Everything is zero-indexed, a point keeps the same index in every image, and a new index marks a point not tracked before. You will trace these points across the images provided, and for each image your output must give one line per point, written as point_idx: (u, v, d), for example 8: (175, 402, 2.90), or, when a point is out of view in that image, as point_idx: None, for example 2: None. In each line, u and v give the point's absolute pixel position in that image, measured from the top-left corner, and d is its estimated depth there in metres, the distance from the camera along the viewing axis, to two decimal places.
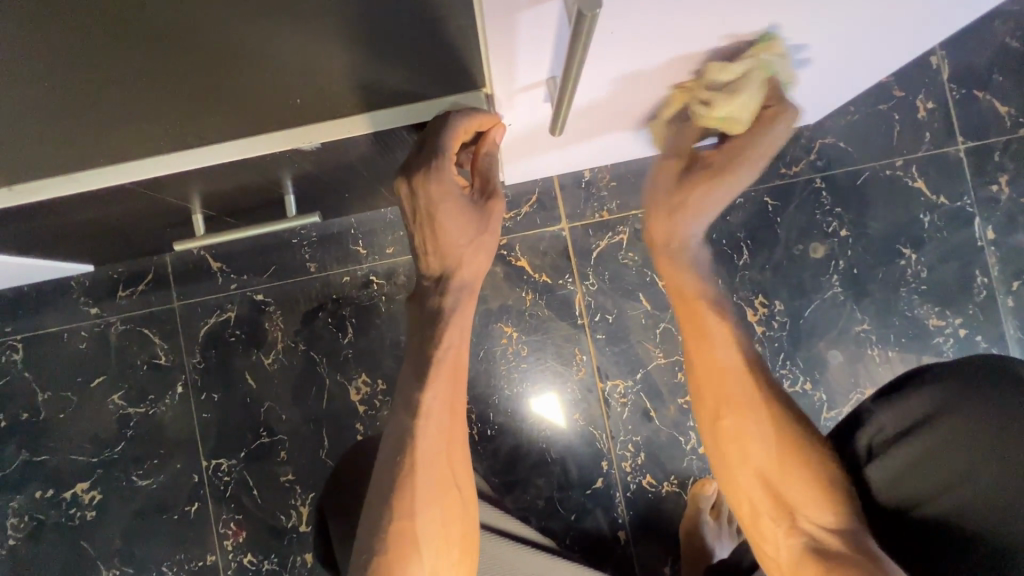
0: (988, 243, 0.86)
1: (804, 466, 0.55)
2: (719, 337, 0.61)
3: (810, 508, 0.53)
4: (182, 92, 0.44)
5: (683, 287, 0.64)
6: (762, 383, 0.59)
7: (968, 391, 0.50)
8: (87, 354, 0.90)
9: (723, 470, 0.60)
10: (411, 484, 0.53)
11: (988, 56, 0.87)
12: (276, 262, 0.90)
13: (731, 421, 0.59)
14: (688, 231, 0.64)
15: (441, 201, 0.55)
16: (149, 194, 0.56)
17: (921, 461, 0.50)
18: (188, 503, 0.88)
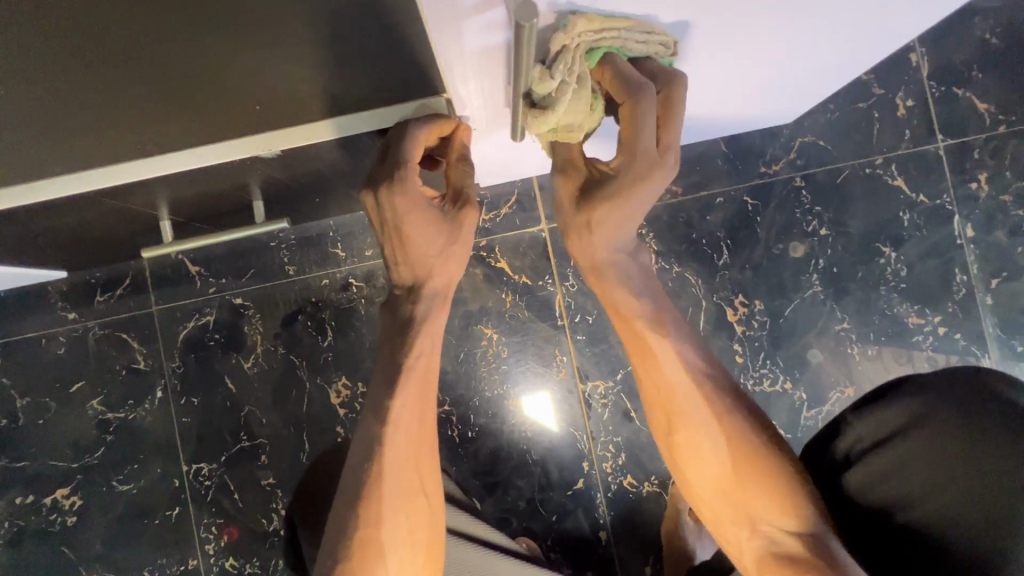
0: (967, 240, 0.86)
1: (765, 475, 0.53)
2: (663, 352, 0.56)
3: (771, 514, 0.52)
4: (142, 102, 0.44)
5: (617, 306, 0.57)
6: (710, 398, 0.55)
7: (939, 402, 0.51)
8: (66, 359, 0.90)
9: (682, 480, 0.58)
10: (377, 493, 0.53)
11: (967, 54, 0.86)
12: (255, 265, 0.89)
13: (683, 436, 0.56)
14: (610, 247, 0.55)
15: (408, 214, 0.52)
16: (116, 203, 0.55)
17: (893, 471, 0.51)
18: (169, 507, 0.88)
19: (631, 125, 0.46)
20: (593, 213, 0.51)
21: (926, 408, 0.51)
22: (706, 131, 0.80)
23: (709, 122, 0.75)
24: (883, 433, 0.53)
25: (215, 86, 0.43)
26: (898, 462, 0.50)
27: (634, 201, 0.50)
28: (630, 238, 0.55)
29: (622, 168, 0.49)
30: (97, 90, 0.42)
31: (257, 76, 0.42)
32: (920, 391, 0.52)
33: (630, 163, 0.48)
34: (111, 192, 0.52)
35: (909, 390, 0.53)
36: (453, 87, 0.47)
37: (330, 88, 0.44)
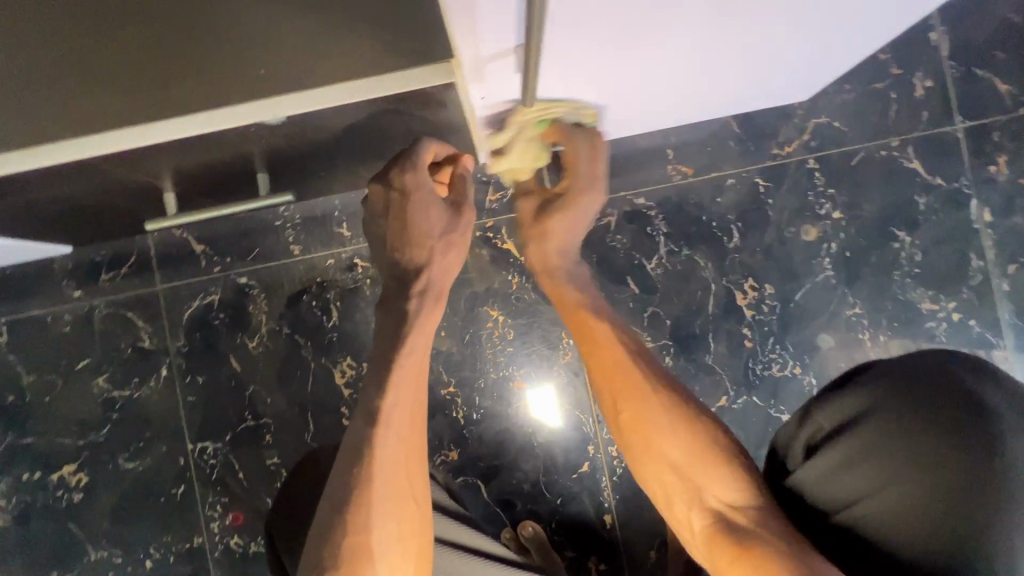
0: (984, 225, 0.84)
1: (706, 450, 0.59)
2: (606, 337, 0.68)
3: (714, 487, 0.58)
4: (154, 62, 0.44)
5: (568, 299, 0.71)
6: (649, 375, 0.65)
7: (898, 389, 0.50)
8: (71, 337, 0.90)
9: (635, 464, 0.64)
10: (367, 496, 0.52)
11: (988, 33, 0.84)
12: (259, 244, 0.89)
13: (628, 414, 0.64)
14: (564, 248, 0.73)
15: (415, 196, 0.59)
16: (119, 172, 0.54)
17: (846, 462, 0.50)
18: (174, 485, 0.88)
19: (573, 163, 0.67)
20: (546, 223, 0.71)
21: (888, 397, 0.50)
22: (714, 110, 0.78)
23: (717, 100, 0.72)
24: (843, 423, 0.52)
25: (224, 47, 0.43)
26: (857, 453, 0.50)
27: (572, 220, 0.71)
28: (579, 242, 0.74)
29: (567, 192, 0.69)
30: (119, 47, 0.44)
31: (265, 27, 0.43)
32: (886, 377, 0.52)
33: (571, 190, 0.69)
34: (115, 160, 0.51)
35: (871, 377, 0.53)
36: (463, 54, 0.44)
37: (334, 52, 0.44)
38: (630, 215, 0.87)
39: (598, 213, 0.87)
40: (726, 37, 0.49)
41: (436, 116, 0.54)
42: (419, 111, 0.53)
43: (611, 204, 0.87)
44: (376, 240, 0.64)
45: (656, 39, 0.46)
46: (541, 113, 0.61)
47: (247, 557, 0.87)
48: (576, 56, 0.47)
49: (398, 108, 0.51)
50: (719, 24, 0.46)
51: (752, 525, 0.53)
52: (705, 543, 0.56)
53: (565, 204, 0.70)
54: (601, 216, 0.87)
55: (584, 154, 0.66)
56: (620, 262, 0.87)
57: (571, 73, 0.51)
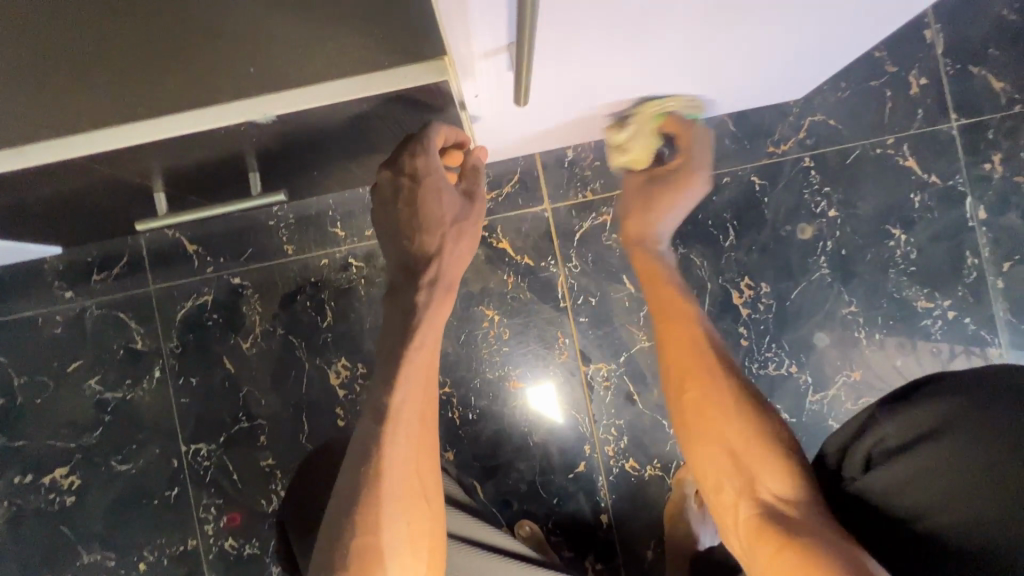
0: (979, 223, 0.84)
1: (767, 441, 0.58)
2: (683, 320, 0.68)
3: (771, 480, 0.56)
4: (141, 63, 0.43)
5: (658, 279, 0.72)
6: (724, 363, 0.64)
7: (979, 406, 0.46)
8: (62, 339, 0.89)
9: (688, 446, 0.63)
10: (375, 496, 0.52)
11: (983, 30, 0.84)
12: (253, 244, 0.88)
13: (695, 394, 0.63)
14: (656, 232, 0.75)
15: (426, 181, 0.57)
16: (106, 172, 0.54)
17: (914, 478, 0.47)
18: (168, 488, 0.87)
19: (686, 147, 0.70)
20: (653, 200, 0.73)
21: (966, 413, 0.46)
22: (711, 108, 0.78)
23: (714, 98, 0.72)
24: (915, 436, 0.48)
25: (212, 45, 0.43)
26: (930, 470, 0.46)
27: (674, 200, 0.73)
28: (669, 229, 0.76)
29: (678, 171, 0.71)
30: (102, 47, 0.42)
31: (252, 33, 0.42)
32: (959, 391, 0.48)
33: (682, 169, 0.71)
34: (103, 159, 0.51)
35: (951, 391, 0.48)
36: (455, 52, 0.43)
37: (329, 52, 0.44)
38: None
39: (593, 212, 0.87)
40: (726, 31, 0.48)
41: (432, 113, 0.54)
42: (413, 109, 0.52)
43: (606, 203, 0.87)
44: (383, 226, 0.62)
45: (651, 35, 0.46)
46: (538, 111, 0.61)
47: (242, 559, 0.86)
48: (571, 52, 0.46)
49: (391, 106, 0.51)
50: (714, 18, 0.45)
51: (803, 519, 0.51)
52: (749, 532, 0.54)
53: (672, 183, 0.72)
54: (597, 215, 0.87)
55: (694, 141, 0.70)
56: (616, 261, 0.87)
57: (566, 70, 0.50)
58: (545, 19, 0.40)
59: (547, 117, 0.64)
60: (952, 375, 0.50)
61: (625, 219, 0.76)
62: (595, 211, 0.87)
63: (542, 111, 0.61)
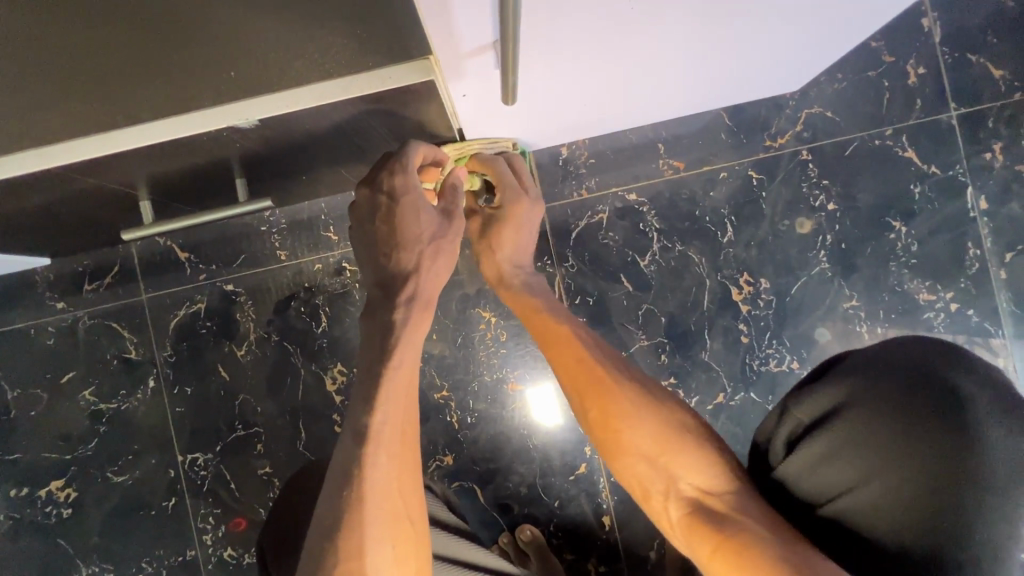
0: (980, 213, 0.83)
1: (675, 436, 0.57)
2: (575, 326, 0.65)
3: (690, 473, 0.55)
4: (120, 66, 0.42)
5: (524, 301, 0.69)
6: (613, 367, 0.62)
7: (877, 382, 0.46)
8: (55, 350, 0.88)
9: (610, 462, 0.60)
10: (358, 520, 0.49)
11: (981, 18, 0.83)
12: (245, 250, 0.87)
13: (595, 410, 0.60)
14: (510, 262, 0.72)
15: (404, 196, 0.58)
16: (90, 180, 0.53)
17: (822, 462, 0.47)
18: (165, 498, 0.87)
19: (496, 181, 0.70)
20: (486, 237, 0.72)
21: (871, 389, 0.46)
22: (704, 103, 0.77)
23: (705, 93, 0.71)
24: (821, 418, 0.48)
25: (198, 50, 0.41)
26: (842, 450, 0.46)
27: (507, 232, 0.71)
28: (529, 259, 0.74)
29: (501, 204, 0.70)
30: (79, 49, 0.40)
31: (236, 41, 0.41)
32: (865, 368, 0.47)
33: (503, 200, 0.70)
34: (86, 167, 0.49)
35: (852, 368, 0.48)
36: (440, 51, 0.42)
37: (312, 58, 0.43)
38: (622, 212, 0.86)
39: (589, 211, 0.86)
40: (712, 26, 0.48)
41: (418, 115, 0.53)
42: (399, 111, 0.51)
43: (602, 200, 0.86)
44: (362, 245, 0.63)
45: (639, 30, 0.45)
46: (525, 113, 0.60)
47: (241, 568, 0.86)
48: (557, 48, 0.45)
49: (379, 108, 0.50)
50: (703, 11, 0.44)
51: (733, 513, 0.51)
52: (686, 535, 0.53)
53: (499, 216, 0.71)
54: (592, 214, 0.86)
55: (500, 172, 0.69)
56: (613, 259, 0.85)
57: (552, 69, 0.49)
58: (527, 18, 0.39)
59: (535, 118, 0.63)
60: (860, 351, 0.50)
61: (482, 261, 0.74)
62: (590, 210, 0.86)
63: (529, 112, 0.60)
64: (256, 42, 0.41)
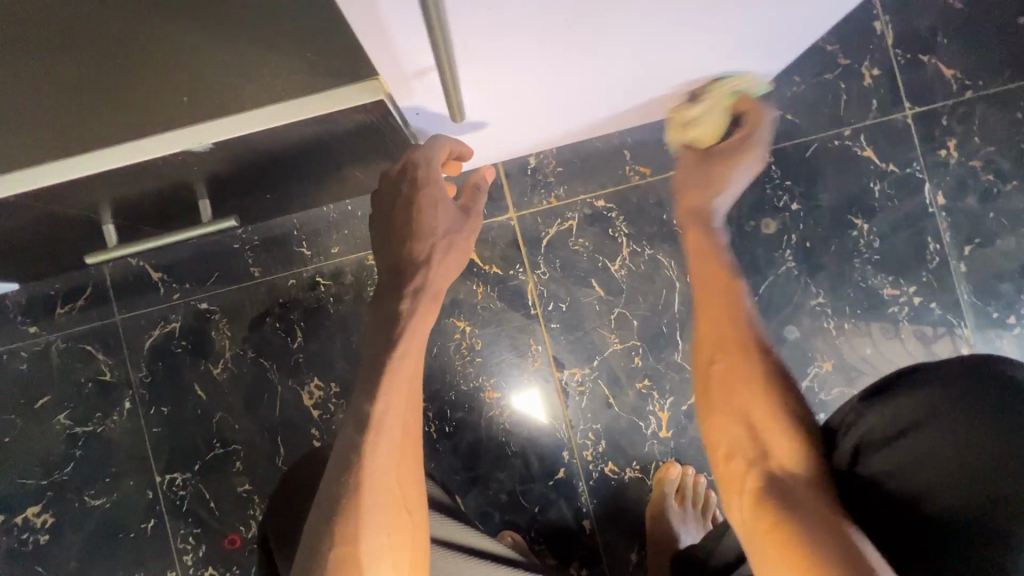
0: (938, 209, 0.86)
1: (793, 418, 0.52)
2: (728, 284, 0.60)
3: (787, 457, 0.51)
4: (92, 97, 0.44)
5: (698, 256, 0.61)
6: (762, 338, 0.57)
7: (952, 394, 0.46)
8: (28, 375, 0.88)
9: (706, 414, 0.56)
10: (356, 505, 0.51)
11: (931, 20, 0.86)
12: (218, 268, 0.87)
13: (725, 366, 0.56)
14: (711, 206, 0.64)
15: (425, 187, 0.59)
16: (52, 207, 0.53)
17: (899, 470, 0.46)
18: (144, 520, 0.86)
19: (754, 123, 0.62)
20: (709, 175, 0.63)
21: (954, 401, 0.46)
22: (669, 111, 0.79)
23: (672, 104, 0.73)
24: (902, 426, 0.47)
25: (165, 75, 0.43)
26: (924, 457, 0.45)
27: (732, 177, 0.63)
28: (726, 205, 0.65)
29: (739, 143, 0.62)
30: (66, 86, 0.43)
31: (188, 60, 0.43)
32: (936, 380, 0.47)
33: (744, 142, 0.62)
34: (45, 195, 0.50)
35: (923, 380, 0.48)
36: (385, 72, 0.42)
37: (258, 75, 0.44)
38: (591, 218, 0.87)
39: (559, 218, 0.87)
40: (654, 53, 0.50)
41: (376, 130, 0.54)
42: (357, 129, 0.52)
43: (571, 208, 0.87)
44: (376, 233, 0.63)
45: (585, 45, 0.45)
46: (496, 124, 0.62)
47: None
48: (503, 63, 0.46)
49: (334, 129, 0.50)
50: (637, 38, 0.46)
51: (809, 502, 0.47)
52: (749, 514, 0.49)
53: (733, 156, 0.62)
54: (562, 221, 0.87)
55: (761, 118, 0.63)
56: (584, 265, 0.87)
57: (502, 89, 0.51)
58: (466, 48, 0.41)
59: (516, 127, 0.66)
60: (926, 363, 0.50)
61: (681, 196, 0.66)
62: (560, 217, 0.87)
63: (502, 124, 0.63)
64: (207, 61, 0.43)
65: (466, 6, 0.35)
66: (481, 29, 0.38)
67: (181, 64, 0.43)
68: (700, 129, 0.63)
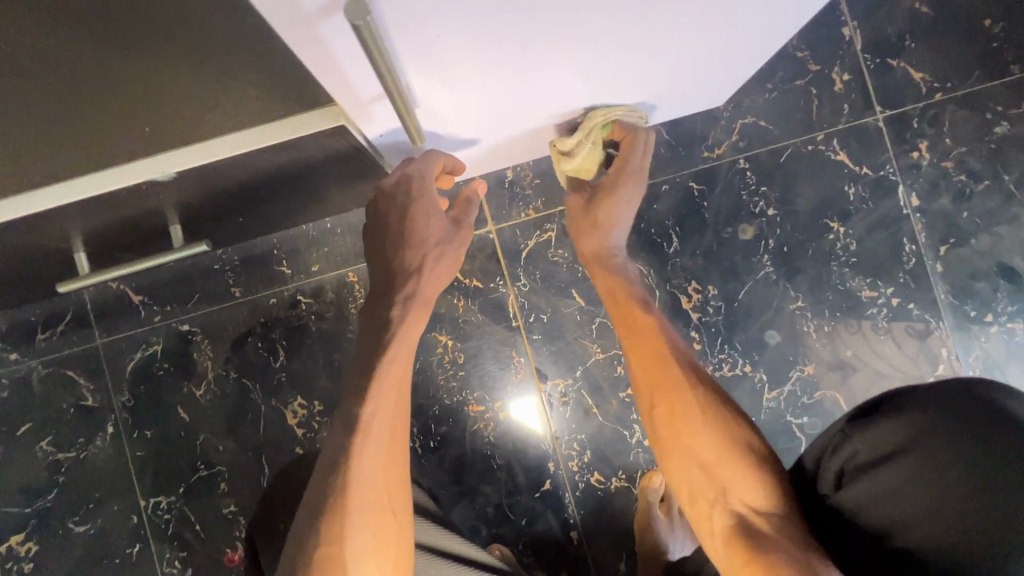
0: (913, 210, 0.86)
1: (737, 450, 0.57)
2: (650, 328, 0.67)
3: (741, 488, 0.55)
4: (65, 125, 0.44)
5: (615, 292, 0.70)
6: (690, 372, 0.62)
7: (939, 419, 0.45)
8: (9, 402, 0.87)
9: (662, 459, 0.61)
10: (342, 504, 0.51)
11: (898, 24, 0.87)
12: (199, 289, 0.87)
13: (665, 407, 0.61)
14: (611, 241, 0.72)
15: (418, 199, 0.59)
16: (21, 238, 0.53)
17: (884, 495, 0.46)
18: (129, 545, 0.85)
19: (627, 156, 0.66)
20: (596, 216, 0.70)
21: (939, 426, 0.45)
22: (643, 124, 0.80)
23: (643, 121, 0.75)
24: (887, 452, 0.47)
25: (138, 106, 0.44)
26: (908, 483, 0.45)
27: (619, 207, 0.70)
28: (625, 236, 0.73)
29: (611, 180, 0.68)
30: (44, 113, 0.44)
31: (161, 86, 0.44)
32: (922, 404, 0.46)
33: (615, 178, 0.68)
34: (14, 227, 0.50)
35: (908, 404, 0.47)
36: (339, 97, 0.42)
37: (226, 105, 0.44)
38: (569, 229, 0.87)
39: (538, 230, 0.88)
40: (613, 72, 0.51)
41: (345, 155, 0.55)
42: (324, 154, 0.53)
43: (550, 219, 0.88)
44: (371, 245, 0.63)
45: (538, 63, 0.45)
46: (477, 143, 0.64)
47: None
48: (458, 84, 0.45)
49: (300, 155, 0.51)
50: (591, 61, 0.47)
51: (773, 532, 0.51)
52: (722, 548, 0.53)
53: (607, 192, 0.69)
54: (541, 232, 0.88)
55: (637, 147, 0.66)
56: (564, 276, 0.87)
57: (464, 111, 0.52)
58: (415, 72, 0.41)
59: (494, 144, 0.67)
60: (914, 385, 0.48)
61: (578, 238, 0.74)
62: (538, 229, 0.88)
63: (482, 141, 0.64)
64: (181, 93, 0.44)
65: (406, 30, 0.35)
66: (428, 55, 0.39)
67: (156, 96, 0.44)
68: (574, 164, 0.67)
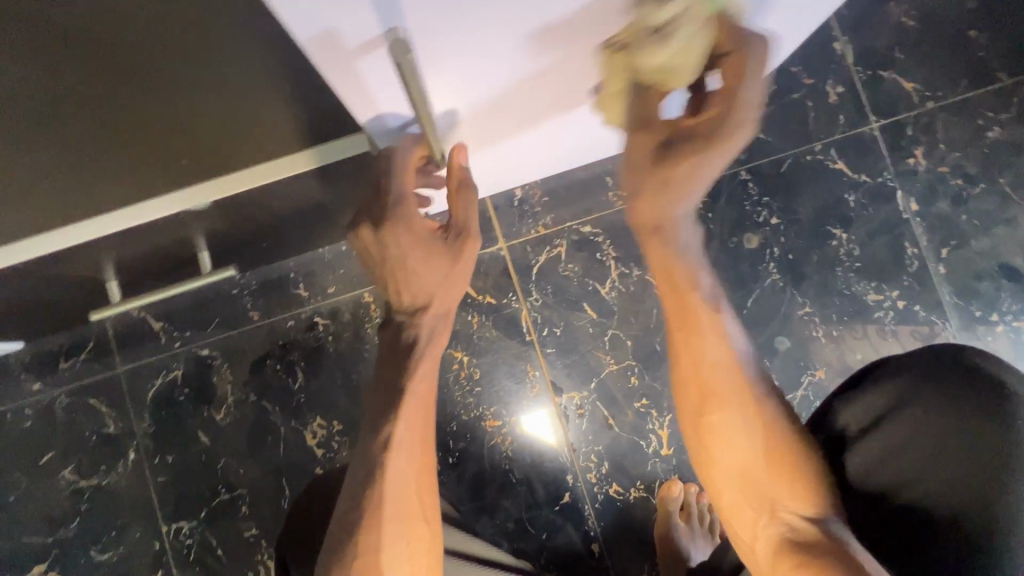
0: (912, 215, 0.89)
1: (788, 462, 0.51)
2: (709, 327, 0.53)
3: (789, 499, 0.50)
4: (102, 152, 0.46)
5: (675, 274, 0.52)
6: (746, 377, 0.53)
7: (918, 382, 0.51)
8: (32, 431, 0.88)
9: (703, 465, 0.55)
10: (375, 516, 0.51)
11: (886, 38, 0.90)
12: (218, 314, 0.89)
13: (718, 416, 0.52)
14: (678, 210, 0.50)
15: (414, 243, 0.53)
16: (59, 268, 0.55)
17: (885, 456, 0.50)
18: (152, 572, 0.86)
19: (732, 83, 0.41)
20: (671, 170, 0.46)
21: (918, 383, 0.51)
22: None
23: None
24: (874, 417, 0.52)
25: (171, 130, 0.45)
26: (898, 441, 0.50)
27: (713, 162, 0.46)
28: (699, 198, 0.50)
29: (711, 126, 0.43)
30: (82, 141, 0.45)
31: (193, 112, 0.45)
32: (903, 371, 0.52)
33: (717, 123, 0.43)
34: (56, 259, 0.53)
35: (887, 372, 0.53)
36: (370, 127, 0.45)
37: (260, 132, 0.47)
38: (579, 244, 0.90)
39: (548, 246, 0.90)
40: None
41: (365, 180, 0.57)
42: (352, 175, 0.54)
43: (559, 235, 0.90)
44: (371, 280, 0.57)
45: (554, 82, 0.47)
46: (495, 159, 0.66)
47: None
48: (477, 107, 0.47)
49: (327, 180, 0.53)
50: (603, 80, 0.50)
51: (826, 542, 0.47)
52: (769, 551, 0.50)
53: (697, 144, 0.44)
54: (551, 248, 0.90)
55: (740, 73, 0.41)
56: (575, 290, 0.89)
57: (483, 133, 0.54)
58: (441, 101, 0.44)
59: (510, 160, 0.69)
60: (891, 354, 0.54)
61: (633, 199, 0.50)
62: (548, 244, 0.90)
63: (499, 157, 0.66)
64: (215, 117, 0.45)
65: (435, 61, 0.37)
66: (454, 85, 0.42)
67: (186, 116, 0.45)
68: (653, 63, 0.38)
